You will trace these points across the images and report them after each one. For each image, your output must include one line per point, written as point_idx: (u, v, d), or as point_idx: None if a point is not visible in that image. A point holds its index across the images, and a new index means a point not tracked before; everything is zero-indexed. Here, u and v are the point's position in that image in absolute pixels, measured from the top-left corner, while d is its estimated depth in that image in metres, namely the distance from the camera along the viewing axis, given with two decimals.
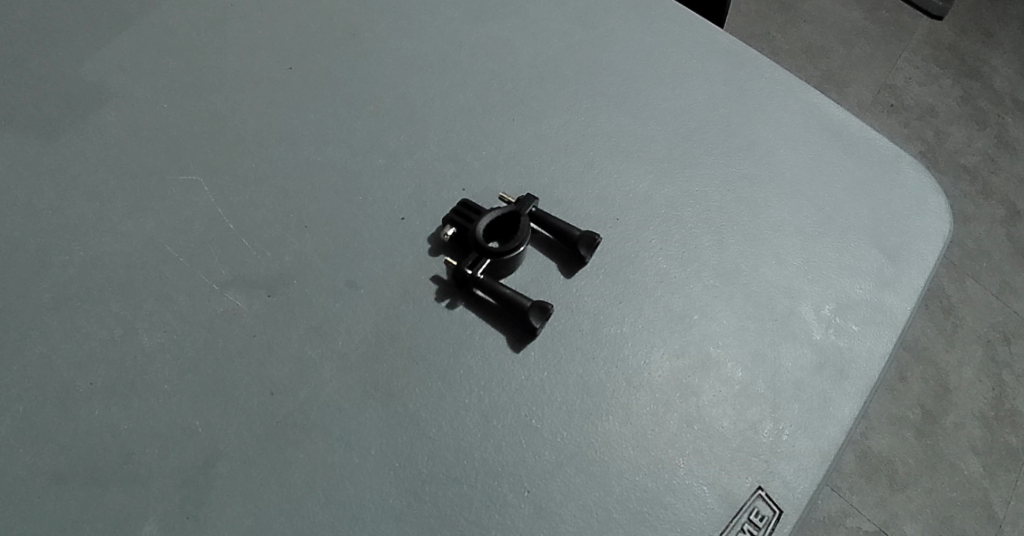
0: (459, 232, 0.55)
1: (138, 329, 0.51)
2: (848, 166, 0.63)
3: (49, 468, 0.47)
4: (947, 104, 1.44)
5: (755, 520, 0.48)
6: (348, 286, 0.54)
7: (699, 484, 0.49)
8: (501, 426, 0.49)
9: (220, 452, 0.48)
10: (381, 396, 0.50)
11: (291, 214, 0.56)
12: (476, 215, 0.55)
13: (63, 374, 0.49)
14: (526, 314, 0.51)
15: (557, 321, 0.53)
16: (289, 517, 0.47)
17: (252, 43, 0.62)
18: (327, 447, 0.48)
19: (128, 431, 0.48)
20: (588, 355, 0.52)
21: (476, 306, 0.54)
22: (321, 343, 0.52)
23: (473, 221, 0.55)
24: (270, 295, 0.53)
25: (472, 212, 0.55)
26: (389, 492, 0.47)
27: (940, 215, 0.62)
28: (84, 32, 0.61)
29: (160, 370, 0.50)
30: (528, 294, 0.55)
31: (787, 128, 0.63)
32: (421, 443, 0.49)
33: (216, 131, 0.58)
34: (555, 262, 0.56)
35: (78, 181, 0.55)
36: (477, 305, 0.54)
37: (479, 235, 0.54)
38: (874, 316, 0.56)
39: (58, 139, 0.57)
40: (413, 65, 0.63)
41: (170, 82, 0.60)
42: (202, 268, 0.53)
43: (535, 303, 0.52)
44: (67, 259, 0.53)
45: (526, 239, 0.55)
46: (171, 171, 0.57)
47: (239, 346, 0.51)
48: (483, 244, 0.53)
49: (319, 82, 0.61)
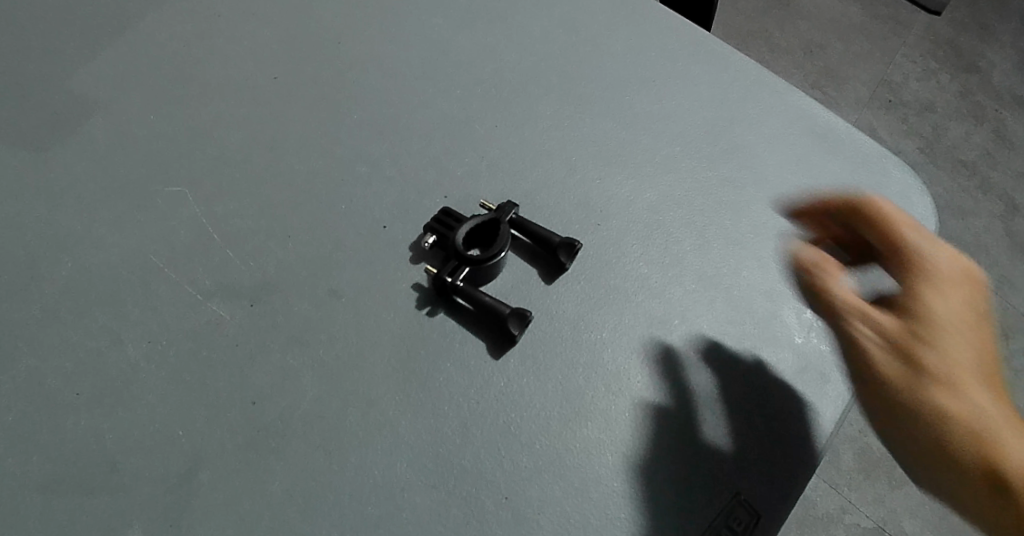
0: (440, 239, 0.55)
1: (124, 339, 0.52)
2: (833, 167, 0.63)
3: (36, 478, 0.47)
4: (946, 99, 1.44)
5: (733, 526, 0.49)
6: (331, 294, 0.54)
7: (676, 490, 0.49)
8: (480, 433, 0.50)
9: (203, 460, 0.49)
10: (362, 405, 0.51)
11: (274, 224, 0.56)
12: (457, 224, 0.56)
13: (49, 385, 0.50)
14: (504, 322, 0.52)
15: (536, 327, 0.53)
16: (271, 525, 0.47)
17: (237, 53, 0.63)
18: (308, 455, 0.49)
19: (112, 441, 0.49)
20: (566, 360, 0.53)
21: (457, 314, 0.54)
22: (302, 351, 0.52)
23: (453, 229, 0.55)
24: (253, 304, 0.53)
25: (453, 220, 0.56)
26: (369, 499, 0.48)
27: (926, 216, 0.62)
28: (72, 45, 0.62)
29: (144, 380, 0.51)
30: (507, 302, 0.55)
31: (772, 130, 0.64)
32: (400, 450, 0.49)
33: (201, 141, 0.59)
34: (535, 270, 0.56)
35: (65, 193, 0.56)
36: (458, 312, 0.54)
37: (459, 243, 0.55)
38: None
39: (45, 151, 0.57)
40: (399, 72, 0.63)
41: (157, 93, 0.61)
42: (186, 278, 0.54)
43: (511, 310, 0.52)
44: (55, 270, 0.53)
45: (506, 246, 0.56)
46: (157, 182, 0.57)
47: (223, 356, 0.52)
48: (462, 253, 0.54)
49: (305, 91, 0.62)
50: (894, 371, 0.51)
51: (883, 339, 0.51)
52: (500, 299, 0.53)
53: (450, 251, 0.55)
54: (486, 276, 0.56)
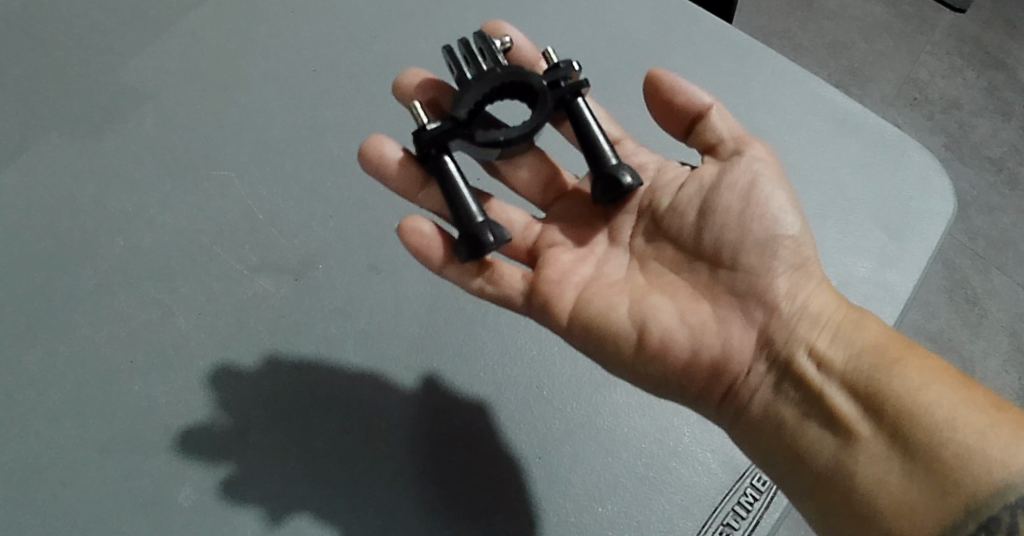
0: (557, 68, 0.55)
1: (175, 311, 0.55)
2: (851, 149, 0.66)
3: (96, 439, 0.51)
4: (972, 96, 1.33)
5: (758, 485, 0.51)
6: (370, 269, 0.57)
7: (703, 450, 0.52)
8: (513, 395, 0.53)
9: (252, 423, 0.52)
10: (402, 371, 0.54)
11: (315, 205, 0.59)
12: (491, 61, 0.55)
13: (105, 354, 0.53)
14: (431, 180, 0.55)
15: (398, 188, 0.55)
16: (314, 481, 0.50)
17: (279, 47, 0.66)
18: (352, 418, 0.52)
19: (165, 404, 0.52)
20: (559, 314, 0.52)
21: (522, 137, 0.52)
22: (345, 322, 0.55)
23: (494, 77, 0.54)
24: (297, 279, 0.56)
25: (494, 54, 0.55)
26: (407, 459, 0.51)
27: (945, 195, 0.65)
28: (124, 42, 0.65)
29: (195, 349, 0.54)
30: (421, 137, 0.52)
31: (790, 116, 0.67)
32: (438, 415, 0.52)
33: (245, 129, 0.62)
34: (487, 166, 0.60)
35: (118, 178, 0.59)
36: (521, 135, 0.52)
37: (470, 95, 0.54)
38: (875, 293, 0.60)
39: (99, 139, 0.61)
40: (429, 63, 0.66)
41: (203, 85, 0.64)
42: (233, 255, 0.57)
43: (487, 205, 0.57)
44: (109, 249, 0.57)
45: (496, 133, 0.53)
46: (204, 167, 0.60)
47: (269, 325, 0.55)
48: (459, 104, 0.53)
49: (342, 82, 0.65)
50: (819, 324, 0.50)
51: (801, 292, 0.50)
52: (467, 150, 0.55)
53: (500, 79, 0.54)
54: (460, 104, 0.53)
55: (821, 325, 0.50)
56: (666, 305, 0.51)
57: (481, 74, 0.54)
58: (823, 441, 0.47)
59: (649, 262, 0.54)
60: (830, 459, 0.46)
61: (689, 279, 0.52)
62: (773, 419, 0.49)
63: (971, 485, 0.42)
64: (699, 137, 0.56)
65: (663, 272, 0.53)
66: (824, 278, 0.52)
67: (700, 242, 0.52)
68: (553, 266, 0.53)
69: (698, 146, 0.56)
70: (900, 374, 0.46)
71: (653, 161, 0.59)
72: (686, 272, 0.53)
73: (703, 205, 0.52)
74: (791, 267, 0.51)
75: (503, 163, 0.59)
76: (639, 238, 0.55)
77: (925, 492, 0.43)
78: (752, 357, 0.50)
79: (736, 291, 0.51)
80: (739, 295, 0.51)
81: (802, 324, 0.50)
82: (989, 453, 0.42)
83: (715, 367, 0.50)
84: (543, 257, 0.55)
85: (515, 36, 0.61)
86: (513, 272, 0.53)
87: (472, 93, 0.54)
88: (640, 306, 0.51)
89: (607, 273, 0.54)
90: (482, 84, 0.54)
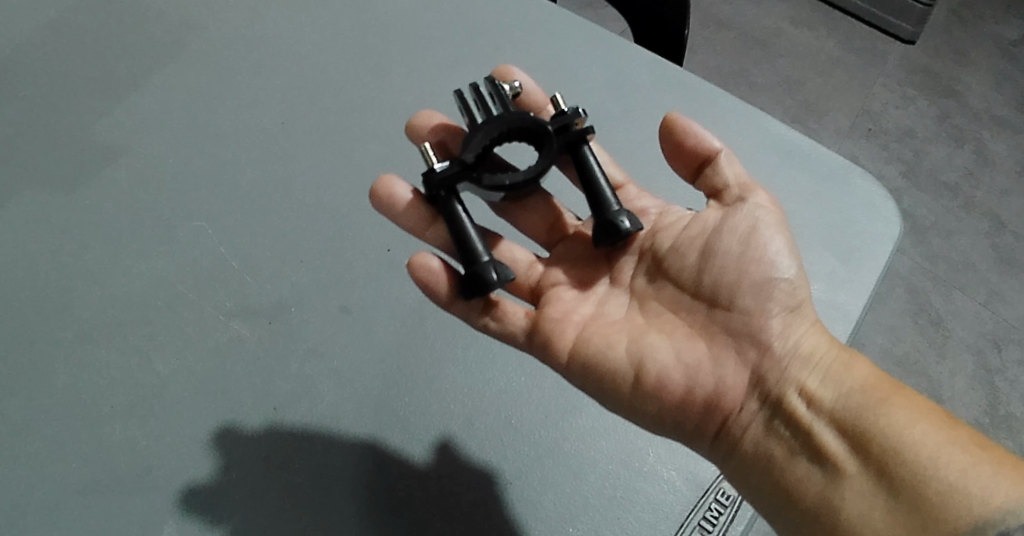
0: (568, 114, 0.58)
1: (153, 357, 0.56)
2: (800, 178, 0.70)
3: (75, 486, 0.51)
4: (925, 124, 1.39)
5: (722, 500, 0.54)
6: (343, 310, 0.59)
7: (667, 469, 0.54)
8: (483, 426, 0.55)
9: (230, 464, 0.53)
10: (374, 406, 0.55)
11: (287, 251, 0.61)
12: (500, 106, 0.58)
13: (83, 401, 0.54)
14: (437, 219, 0.58)
15: (407, 225, 0.59)
16: (292, 517, 0.52)
17: (250, 101, 0.69)
18: (328, 455, 0.54)
19: (145, 449, 0.53)
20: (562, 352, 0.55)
21: (527, 180, 0.56)
22: (318, 362, 0.57)
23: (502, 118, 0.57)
24: (271, 322, 0.58)
25: (506, 99, 0.58)
26: (382, 493, 0.53)
27: (891, 219, 0.69)
28: (97, 101, 0.68)
29: (173, 393, 0.55)
30: (432, 178, 0.56)
31: (740, 150, 0.72)
32: (411, 448, 0.54)
33: (218, 181, 0.64)
34: (495, 207, 0.63)
35: (94, 230, 0.61)
36: (526, 178, 0.56)
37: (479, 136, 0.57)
38: (826, 313, 0.63)
39: (75, 195, 0.63)
40: (394, 112, 0.70)
41: (176, 140, 0.66)
42: (208, 301, 0.59)
43: (495, 245, 0.61)
44: (85, 299, 0.58)
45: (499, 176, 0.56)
46: (179, 217, 0.62)
47: (243, 368, 0.56)
48: (467, 146, 0.57)
49: (311, 133, 0.68)
50: (812, 362, 0.52)
51: (795, 332, 0.53)
52: (475, 190, 0.59)
53: (507, 124, 0.57)
54: (468, 147, 0.56)
55: (812, 364, 0.52)
56: (664, 345, 0.53)
57: (490, 119, 0.57)
58: (811, 477, 0.49)
59: (647, 302, 0.57)
60: (818, 494, 0.49)
61: (686, 318, 0.55)
62: (764, 455, 0.52)
63: (951, 520, 0.44)
64: (706, 180, 0.59)
65: (661, 312, 0.56)
66: (817, 319, 0.54)
67: (699, 285, 0.55)
68: (555, 305, 0.57)
69: (705, 189, 0.59)
70: (888, 414, 0.49)
71: (655, 206, 0.62)
72: (683, 312, 0.55)
73: (703, 249, 0.55)
74: (786, 308, 0.53)
75: (513, 205, 0.63)
76: (640, 278, 0.58)
77: (905, 526, 0.45)
78: (745, 395, 0.53)
79: (732, 331, 0.53)
80: (735, 337, 0.53)
81: (794, 363, 0.52)
82: (968, 491, 0.45)
83: (710, 404, 0.52)
84: (547, 297, 0.58)
85: (525, 80, 0.66)
86: (514, 310, 0.56)
87: (480, 137, 0.57)
88: (640, 346, 0.54)
89: (607, 313, 0.57)
90: (490, 125, 0.57)
